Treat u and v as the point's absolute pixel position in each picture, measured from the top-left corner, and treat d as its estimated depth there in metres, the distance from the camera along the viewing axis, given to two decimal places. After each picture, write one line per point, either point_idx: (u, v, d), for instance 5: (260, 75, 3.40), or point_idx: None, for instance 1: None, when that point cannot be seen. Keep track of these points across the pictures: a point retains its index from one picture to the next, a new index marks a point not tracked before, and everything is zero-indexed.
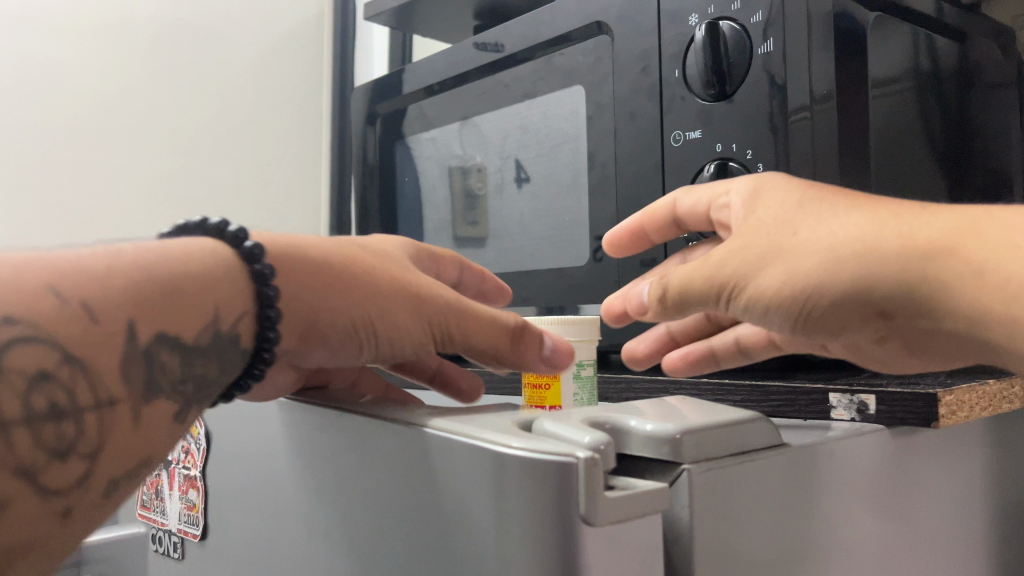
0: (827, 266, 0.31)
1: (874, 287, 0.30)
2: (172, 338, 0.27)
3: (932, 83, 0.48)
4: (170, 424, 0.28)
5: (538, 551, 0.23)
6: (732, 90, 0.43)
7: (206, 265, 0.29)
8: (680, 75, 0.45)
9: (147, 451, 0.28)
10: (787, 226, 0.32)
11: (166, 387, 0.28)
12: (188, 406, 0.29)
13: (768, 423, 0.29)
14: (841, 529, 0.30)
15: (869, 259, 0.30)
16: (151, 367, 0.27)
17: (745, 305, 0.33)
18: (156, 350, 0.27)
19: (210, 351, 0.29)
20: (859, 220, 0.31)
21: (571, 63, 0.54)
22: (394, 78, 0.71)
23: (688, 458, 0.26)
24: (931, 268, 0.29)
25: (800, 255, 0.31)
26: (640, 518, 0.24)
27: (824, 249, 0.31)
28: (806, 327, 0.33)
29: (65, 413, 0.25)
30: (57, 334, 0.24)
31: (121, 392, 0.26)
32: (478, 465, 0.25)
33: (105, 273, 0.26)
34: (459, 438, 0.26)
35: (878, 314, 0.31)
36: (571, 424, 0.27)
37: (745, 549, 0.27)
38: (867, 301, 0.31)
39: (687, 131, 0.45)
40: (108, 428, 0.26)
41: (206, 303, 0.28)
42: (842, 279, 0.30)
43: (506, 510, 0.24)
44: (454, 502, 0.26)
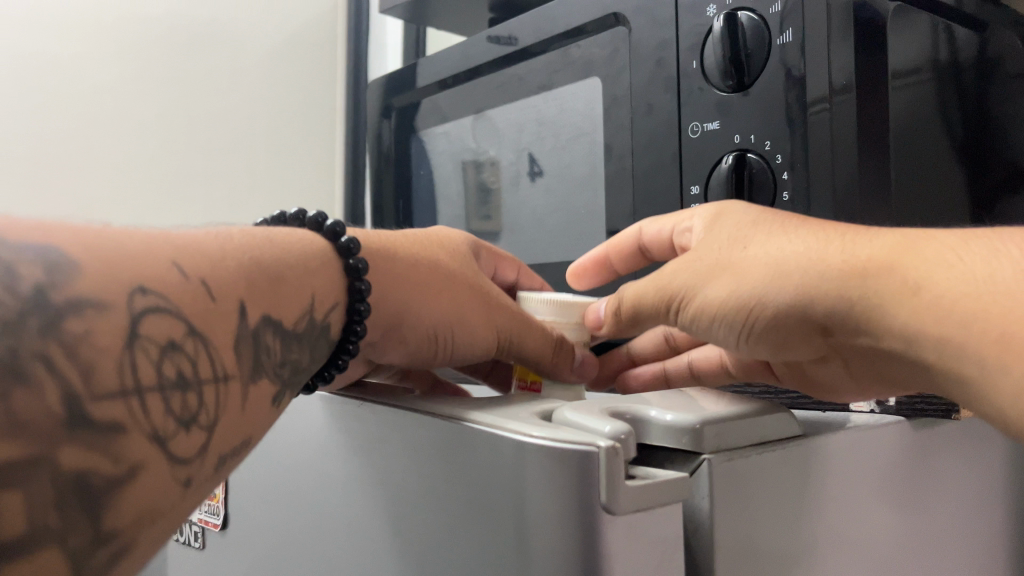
0: (771, 283, 0.33)
1: (813, 303, 0.32)
2: (274, 321, 0.30)
3: (952, 73, 0.48)
4: (268, 407, 0.29)
5: (560, 541, 0.23)
6: (750, 81, 0.43)
7: (303, 258, 0.33)
8: (698, 66, 0.45)
9: (251, 432, 0.28)
10: (739, 248, 0.35)
11: (269, 365, 0.29)
12: (285, 388, 0.31)
13: (789, 414, 0.29)
14: (853, 528, 0.30)
15: (808, 276, 0.32)
16: (257, 345, 0.29)
17: (698, 316, 0.36)
18: (259, 329, 0.29)
19: (303, 338, 0.32)
20: (808, 238, 0.33)
21: (587, 55, 0.54)
22: (408, 72, 0.71)
23: (708, 447, 0.26)
24: (868, 284, 0.31)
25: (747, 271, 0.34)
26: (661, 508, 0.24)
27: (770, 265, 0.33)
28: (758, 343, 0.35)
29: (192, 381, 0.25)
30: (184, 306, 0.26)
31: (235, 368, 0.27)
32: (499, 455, 0.25)
33: (215, 256, 0.29)
34: (481, 428, 0.26)
35: (821, 332, 0.33)
36: (592, 414, 0.27)
37: (765, 541, 0.27)
38: (809, 318, 0.33)
39: (705, 122, 0.45)
40: (226, 399, 0.27)
41: (296, 294, 0.32)
42: (784, 292, 0.32)
43: (529, 497, 0.24)
44: (476, 492, 0.26)
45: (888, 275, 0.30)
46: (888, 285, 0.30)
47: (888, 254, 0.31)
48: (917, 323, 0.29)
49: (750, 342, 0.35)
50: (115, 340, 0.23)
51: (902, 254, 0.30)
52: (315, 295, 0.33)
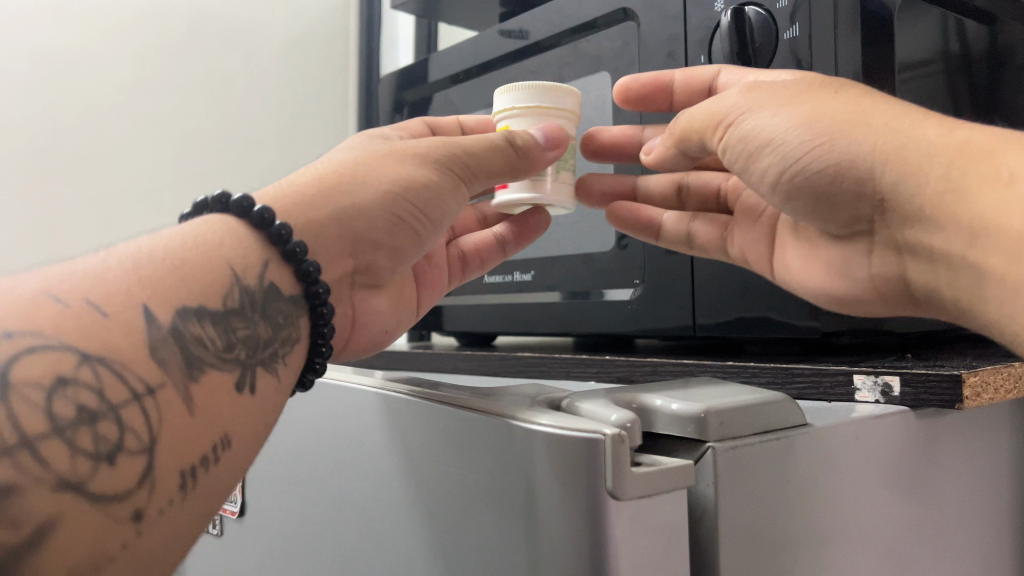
0: (839, 125, 0.32)
1: (887, 161, 0.31)
2: (198, 309, 0.28)
3: (962, 65, 0.48)
4: (235, 395, 0.28)
5: (567, 525, 0.24)
6: None
7: (211, 242, 0.31)
8: (706, 61, 0.46)
9: (216, 428, 0.27)
10: (823, 93, 0.33)
11: (212, 356, 0.28)
12: (244, 370, 0.29)
13: (793, 403, 0.30)
14: (846, 521, 0.30)
15: (893, 133, 0.31)
16: (184, 345, 0.27)
17: (746, 139, 0.35)
18: (179, 329, 0.27)
19: (250, 312, 0.30)
20: (891, 116, 0.32)
21: (597, 50, 0.55)
22: (421, 67, 0.72)
23: (713, 437, 0.27)
24: (960, 161, 0.29)
25: (834, 105, 0.33)
26: (666, 495, 0.24)
27: (861, 112, 0.32)
28: (802, 184, 0.34)
29: (102, 412, 0.24)
30: (65, 337, 0.24)
31: (161, 375, 0.26)
32: (507, 443, 0.26)
33: (104, 279, 0.27)
34: (487, 415, 0.27)
35: (878, 193, 0.32)
36: (598, 402, 0.28)
37: (768, 528, 0.27)
38: (875, 169, 0.31)
39: None
40: (162, 411, 0.25)
41: (217, 272, 0.30)
42: (859, 141, 0.32)
43: (538, 482, 0.25)
44: (485, 478, 0.26)
45: (987, 159, 0.29)
46: (979, 167, 0.29)
47: (993, 142, 0.29)
48: (993, 208, 0.28)
49: (794, 180, 0.34)
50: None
51: (1005, 144, 0.29)
52: (232, 265, 0.31)
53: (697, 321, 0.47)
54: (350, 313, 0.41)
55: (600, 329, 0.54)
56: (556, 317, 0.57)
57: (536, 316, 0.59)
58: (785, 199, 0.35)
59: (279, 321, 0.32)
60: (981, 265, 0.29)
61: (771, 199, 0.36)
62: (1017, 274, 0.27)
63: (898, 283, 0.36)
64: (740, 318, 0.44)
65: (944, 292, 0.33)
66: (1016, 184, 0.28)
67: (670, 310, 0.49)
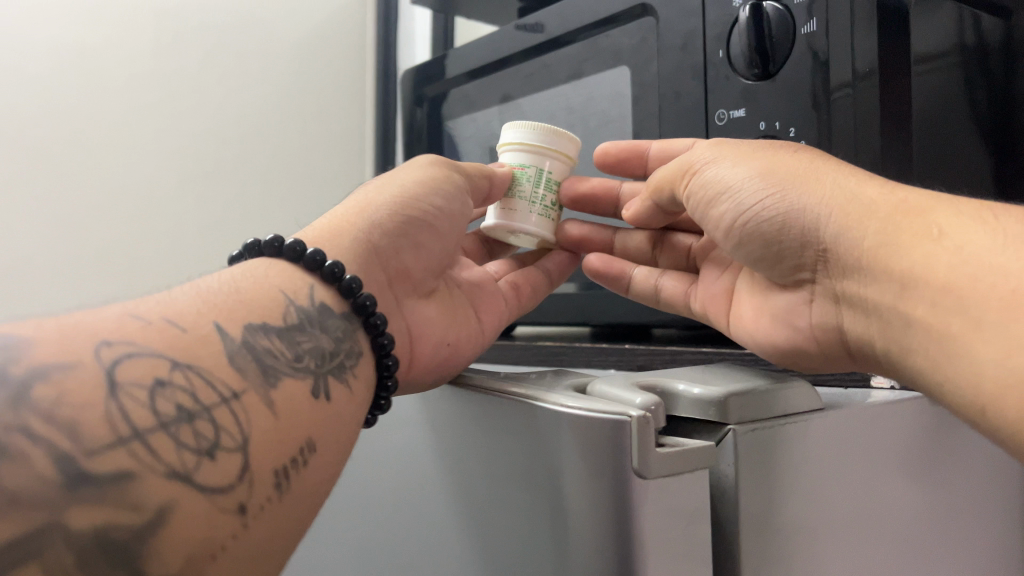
0: (790, 174, 0.36)
1: (828, 214, 0.34)
2: (263, 326, 0.30)
3: (978, 58, 0.48)
4: (313, 400, 0.30)
5: (593, 499, 0.25)
6: (775, 69, 0.44)
7: (258, 272, 0.34)
8: (724, 55, 0.46)
9: (303, 432, 0.29)
10: (779, 154, 0.37)
11: (285, 364, 0.30)
12: (317, 378, 0.31)
13: (811, 388, 0.31)
14: (836, 503, 0.30)
15: (841, 190, 0.34)
16: (256, 355, 0.29)
17: (712, 179, 0.39)
18: (250, 340, 0.29)
19: (325, 330, 0.33)
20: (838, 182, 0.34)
21: (616, 45, 0.55)
22: (439, 62, 0.72)
23: (733, 419, 0.28)
24: (895, 218, 0.32)
25: (786, 162, 0.36)
26: (688, 474, 0.25)
27: (810, 171, 0.35)
28: (751, 233, 0.38)
29: (198, 411, 0.25)
30: (157, 348, 0.27)
31: (243, 382, 0.28)
32: (542, 425, 0.28)
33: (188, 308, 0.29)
34: (527, 400, 0.29)
35: (821, 245, 0.35)
36: (623, 385, 0.29)
37: (787, 508, 0.28)
38: (814, 221, 0.34)
39: (731, 110, 0.46)
40: (249, 413, 0.27)
41: (271, 298, 0.32)
42: (807, 192, 0.35)
43: (567, 462, 0.27)
44: (523, 457, 0.29)
45: (920, 216, 0.31)
46: (913, 223, 0.31)
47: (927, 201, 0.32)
48: (920, 261, 0.30)
49: (746, 225, 0.38)
50: (93, 397, 0.24)
51: (941, 204, 0.31)
52: (283, 288, 0.33)
53: None
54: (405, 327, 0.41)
55: (617, 319, 0.55)
56: (574, 307, 0.59)
57: (554, 305, 0.60)
58: (739, 243, 0.39)
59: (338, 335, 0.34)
60: (904, 313, 0.31)
61: (726, 243, 0.40)
62: (938, 322, 0.29)
63: (835, 338, 0.37)
64: None
65: (875, 344, 0.34)
66: (943, 240, 0.30)
67: None
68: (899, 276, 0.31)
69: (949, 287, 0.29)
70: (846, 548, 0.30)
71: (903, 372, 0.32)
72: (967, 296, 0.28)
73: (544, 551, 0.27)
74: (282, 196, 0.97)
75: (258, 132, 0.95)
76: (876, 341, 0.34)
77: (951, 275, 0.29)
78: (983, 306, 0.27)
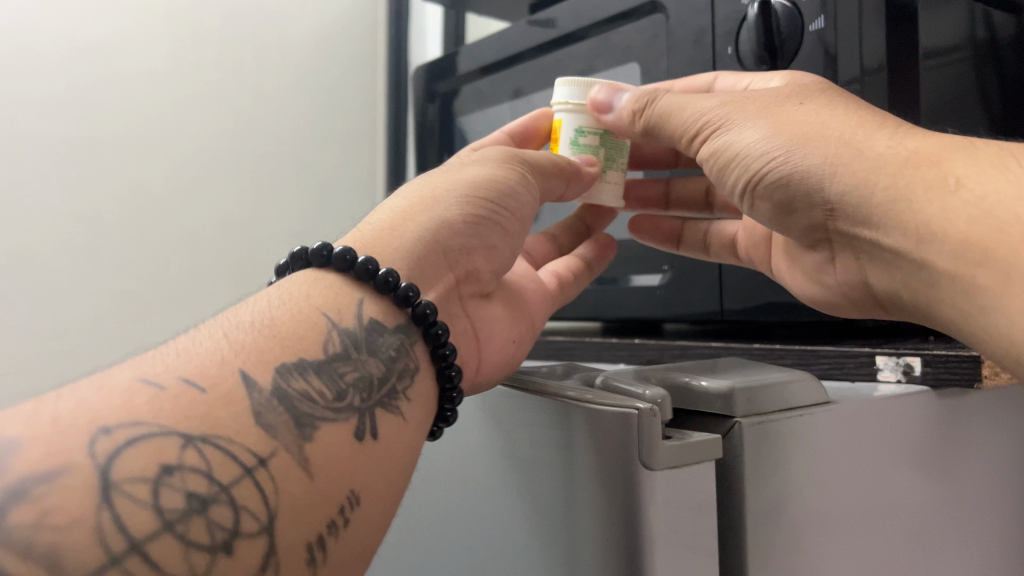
0: (797, 137, 0.35)
1: (835, 173, 0.34)
2: (298, 365, 0.27)
3: (989, 53, 0.48)
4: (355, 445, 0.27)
5: (600, 491, 0.26)
6: (784, 65, 0.44)
7: (294, 287, 0.31)
8: (733, 52, 0.47)
9: (343, 485, 0.26)
10: (781, 108, 0.36)
11: (324, 408, 0.27)
12: (363, 415, 0.28)
13: (816, 381, 0.31)
14: (843, 496, 0.30)
15: (847, 145, 0.33)
16: (289, 405, 0.26)
17: (711, 136, 0.39)
18: (281, 387, 0.26)
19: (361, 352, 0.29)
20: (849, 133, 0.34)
21: (627, 41, 0.56)
22: (451, 59, 0.73)
23: (739, 412, 0.28)
24: (907, 168, 0.31)
25: (792, 120, 0.35)
26: (695, 466, 0.26)
27: (816, 126, 0.35)
28: (761, 195, 0.38)
29: (214, 494, 0.23)
30: (167, 419, 0.24)
31: (271, 443, 0.25)
32: (552, 419, 0.29)
33: (210, 357, 0.26)
34: (538, 396, 0.30)
35: (828, 203, 0.35)
36: (629, 379, 0.30)
37: (793, 500, 0.29)
38: (821, 182, 0.34)
39: None
40: (278, 480, 0.24)
41: (311, 325, 0.29)
42: (812, 151, 0.34)
43: (578, 459, 0.27)
44: (533, 450, 0.30)
45: (931, 167, 0.31)
46: (926, 176, 0.31)
47: (937, 150, 0.32)
48: (941, 214, 0.30)
49: (758, 188, 0.37)
50: (83, 506, 0.21)
51: (957, 153, 0.31)
52: (327, 310, 0.30)
53: (724, 306, 0.49)
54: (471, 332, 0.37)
55: (629, 314, 0.56)
56: (585, 301, 0.59)
57: (565, 300, 0.61)
58: (752, 207, 0.39)
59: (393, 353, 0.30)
60: (929, 265, 0.31)
61: (742, 207, 0.40)
62: (964, 272, 0.30)
63: (859, 287, 0.38)
64: (769, 303, 0.46)
65: (903, 297, 0.35)
66: (960, 193, 0.30)
67: (698, 294, 0.51)
68: (921, 228, 0.31)
69: (975, 238, 0.29)
70: (842, 540, 0.30)
71: (933, 319, 0.33)
72: (996, 248, 0.28)
73: (557, 548, 0.28)
74: (296, 193, 0.99)
75: (271, 130, 0.96)
76: (898, 284, 0.35)
77: (975, 226, 0.29)
78: (1013, 259, 0.28)
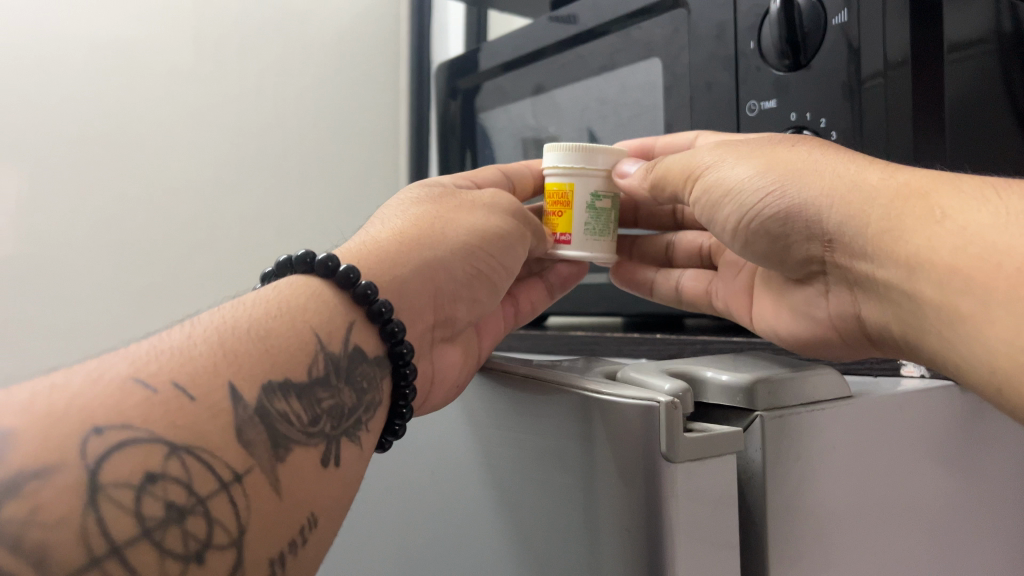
0: (786, 172, 0.36)
1: (829, 204, 0.34)
2: (282, 384, 0.29)
3: (1016, 45, 0.48)
4: (319, 470, 0.29)
5: (619, 482, 0.27)
6: (806, 59, 0.44)
7: (286, 292, 0.33)
8: (755, 47, 0.47)
9: (304, 507, 0.27)
10: (777, 148, 0.38)
11: (298, 432, 0.28)
12: (330, 442, 0.30)
13: (839, 375, 0.31)
14: (863, 490, 0.30)
15: (838, 178, 0.34)
16: (270, 422, 0.27)
17: (706, 171, 0.40)
18: (264, 405, 0.28)
19: (336, 380, 0.31)
20: (838, 170, 0.35)
21: (648, 36, 0.56)
22: (472, 55, 0.73)
23: (761, 405, 0.28)
24: (898, 202, 0.32)
25: (786, 158, 0.37)
26: (715, 458, 0.26)
27: (810, 164, 0.36)
28: (757, 228, 0.38)
29: (193, 505, 0.24)
30: (155, 428, 0.24)
31: (248, 461, 0.26)
32: (571, 411, 0.29)
33: (199, 364, 0.27)
34: (558, 387, 0.30)
35: (826, 234, 0.35)
36: (651, 371, 0.30)
37: (813, 492, 0.29)
38: (817, 215, 0.35)
39: (761, 101, 0.47)
40: (251, 496, 0.25)
41: (301, 344, 0.30)
42: (804, 185, 0.35)
43: (598, 456, 0.27)
44: (553, 441, 0.30)
45: (919, 198, 0.31)
46: (915, 207, 0.31)
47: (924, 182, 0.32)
48: (925, 244, 0.30)
49: (753, 225, 0.38)
50: (68, 509, 0.22)
51: (943, 184, 0.31)
52: (317, 327, 0.32)
53: None
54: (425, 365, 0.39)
55: (650, 309, 0.56)
56: (605, 296, 0.59)
57: (586, 294, 0.61)
58: (746, 243, 0.40)
59: (363, 386, 0.33)
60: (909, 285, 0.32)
61: (733, 244, 0.41)
62: (946, 301, 0.29)
63: (852, 322, 0.38)
64: None
65: (893, 329, 0.35)
66: (946, 224, 0.30)
67: None
68: (905, 258, 0.31)
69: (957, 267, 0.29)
70: (860, 537, 0.30)
71: (921, 355, 0.33)
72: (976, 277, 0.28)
73: (577, 546, 0.28)
74: (318, 191, 1.00)
75: (294, 127, 0.97)
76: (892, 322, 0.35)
77: (957, 255, 0.29)
78: (991, 286, 0.28)
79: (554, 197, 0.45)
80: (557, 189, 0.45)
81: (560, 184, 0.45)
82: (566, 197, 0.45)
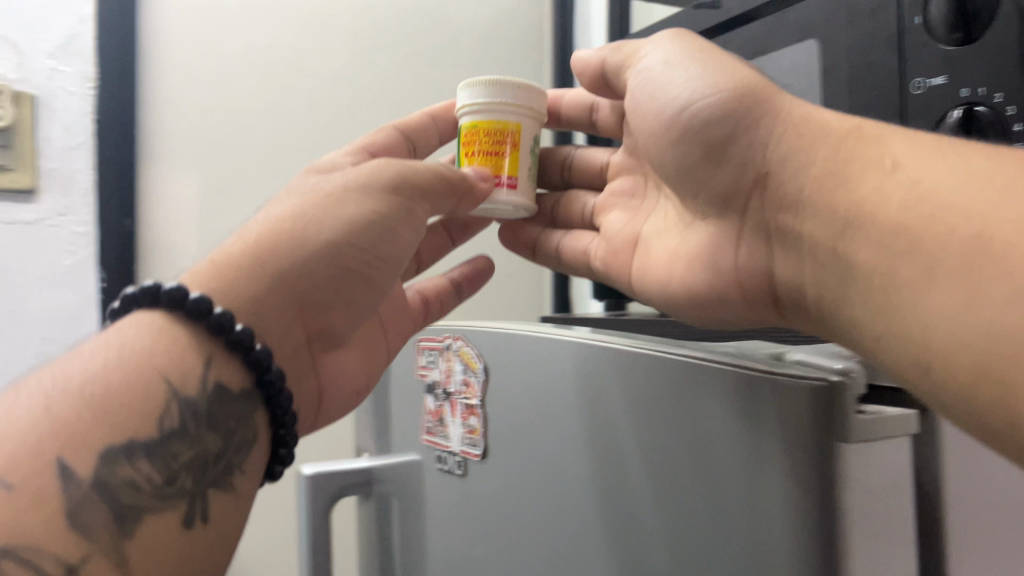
0: (748, 95, 0.39)
1: (784, 132, 0.37)
2: (120, 453, 0.33)
3: None
4: (179, 529, 0.35)
5: (791, 463, 0.27)
6: (980, 32, 0.42)
7: (135, 339, 0.37)
8: (921, 22, 0.45)
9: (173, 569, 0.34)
10: (736, 70, 0.40)
11: (149, 498, 0.34)
12: (192, 498, 0.36)
13: None
14: None
15: (802, 116, 0.37)
16: (108, 494, 0.32)
17: (665, 80, 0.43)
18: (123, 478, 0.33)
19: (188, 435, 0.36)
20: (826, 114, 0.37)
21: (803, 17, 0.55)
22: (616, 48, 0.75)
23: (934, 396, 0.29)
24: (850, 143, 0.34)
25: (744, 84, 0.39)
26: (887, 439, 0.27)
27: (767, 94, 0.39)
28: (696, 144, 0.41)
29: None
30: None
31: (85, 548, 0.31)
32: (734, 392, 0.30)
33: (34, 444, 0.32)
34: (718, 367, 0.31)
35: (764, 164, 0.38)
36: (815, 352, 0.30)
37: None
38: (765, 135, 0.38)
39: (929, 77, 0.45)
40: None
41: (145, 402, 0.35)
42: (767, 109, 0.38)
43: (767, 437, 0.28)
44: (715, 421, 0.31)
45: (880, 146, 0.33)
46: (868, 151, 0.34)
47: (896, 143, 0.33)
48: (887, 191, 0.32)
49: (688, 129, 0.41)
50: None
51: (898, 138, 0.34)
52: (170, 371, 0.37)
53: None
54: (315, 391, 0.47)
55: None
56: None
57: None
58: (676, 155, 0.43)
59: (232, 424, 0.39)
60: None
61: (664, 142, 0.43)
62: (887, 264, 0.31)
63: (760, 277, 0.41)
64: None
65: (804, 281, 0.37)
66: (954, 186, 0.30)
67: None
68: (867, 216, 0.32)
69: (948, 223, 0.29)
70: None
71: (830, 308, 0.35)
72: (961, 233, 0.28)
73: (735, 541, 0.30)
74: None
75: None
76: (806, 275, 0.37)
77: (906, 214, 0.30)
78: (961, 247, 0.28)
79: (492, 132, 0.48)
80: (499, 125, 0.48)
81: (496, 123, 0.48)
82: (508, 137, 0.48)
